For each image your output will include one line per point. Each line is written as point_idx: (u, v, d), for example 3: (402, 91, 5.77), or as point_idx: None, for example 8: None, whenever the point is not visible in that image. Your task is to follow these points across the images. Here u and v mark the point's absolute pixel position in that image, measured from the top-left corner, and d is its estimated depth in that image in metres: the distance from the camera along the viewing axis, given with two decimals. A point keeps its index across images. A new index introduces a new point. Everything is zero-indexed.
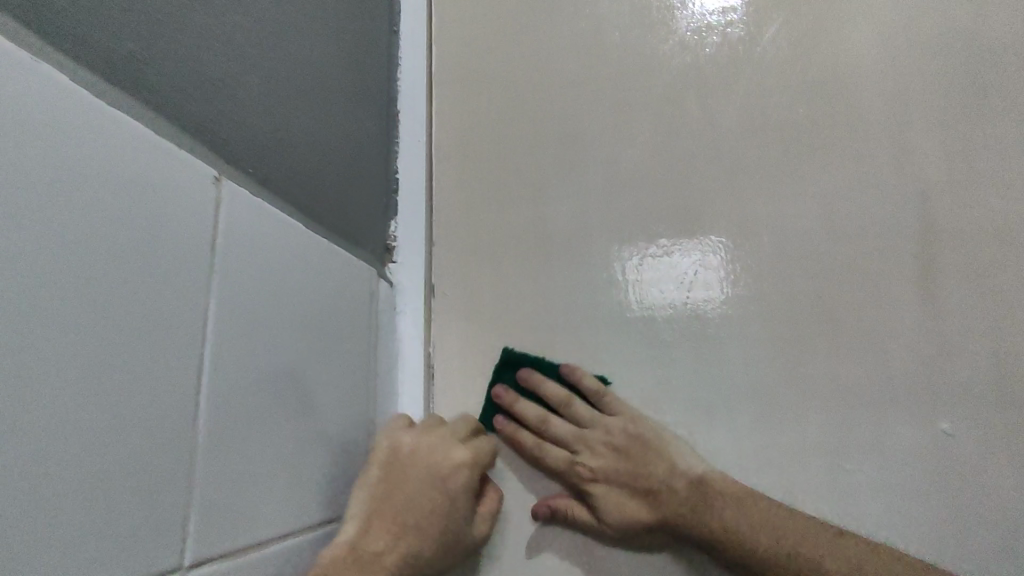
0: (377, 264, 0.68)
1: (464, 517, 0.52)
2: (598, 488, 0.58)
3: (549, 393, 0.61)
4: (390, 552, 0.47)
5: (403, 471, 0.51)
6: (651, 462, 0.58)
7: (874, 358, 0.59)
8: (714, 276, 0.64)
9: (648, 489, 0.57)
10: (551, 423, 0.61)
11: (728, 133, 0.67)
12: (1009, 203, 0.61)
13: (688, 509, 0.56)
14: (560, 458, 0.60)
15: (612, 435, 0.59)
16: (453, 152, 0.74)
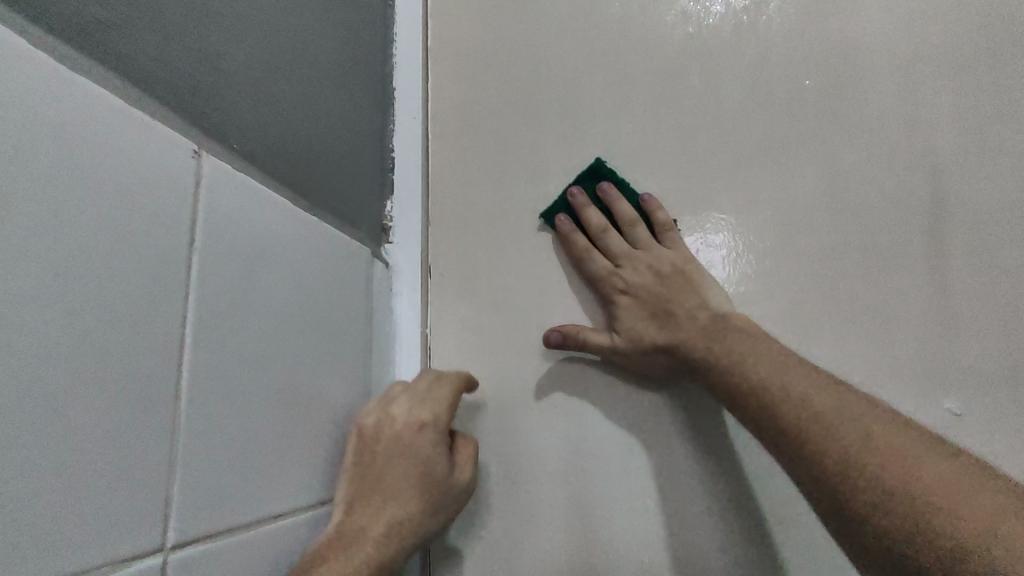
0: (372, 244, 0.65)
1: (442, 470, 0.53)
2: (625, 299, 0.60)
3: (620, 210, 0.63)
4: (372, 525, 0.48)
5: (371, 449, 0.52)
6: (683, 297, 0.58)
7: (879, 336, 0.57)
8: (716, 255, 0.62)
9: (670, 313, 0.58)
10: (608, 234, 0.63)
11: (731, 106, 0.65)
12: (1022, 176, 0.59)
13: (704, 340, 0.55)
14: (603, 265, 0.62)
15: (657, 264, 0.60)
16: (448, 131, 0.73)
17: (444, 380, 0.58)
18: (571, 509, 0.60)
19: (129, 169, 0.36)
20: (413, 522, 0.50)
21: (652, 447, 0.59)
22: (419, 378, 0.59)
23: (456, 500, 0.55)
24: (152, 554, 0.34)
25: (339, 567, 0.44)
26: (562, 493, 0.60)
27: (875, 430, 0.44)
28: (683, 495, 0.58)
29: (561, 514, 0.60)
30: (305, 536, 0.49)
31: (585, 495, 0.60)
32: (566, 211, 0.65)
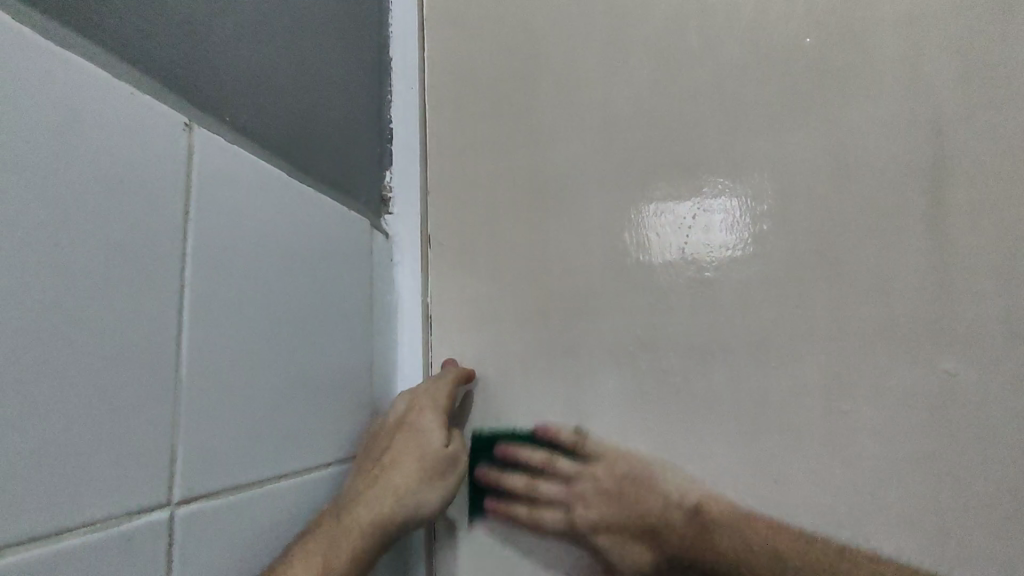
0: (371, 215, 0.68)
1: (438, 441, 0.57)
2: (603, 538, 0.60)
3: (528, 458, 0.62)
4: (367, 492, 0.52)
5: (381, 440, 0.58)
6: (648, 504, 0.59)
7: (876, 298, 0.57)
8: (715, 219, 0.62)
9: (648, 540, 0.59)
10: (538, 487, 0.62)
11: (729, 70, 0.64)
12: None
13: (690, 547, 0.58)
14: (557, 521, 0.61)
15: (601, 482, 0.60)
16: (445, 98, 0.72)
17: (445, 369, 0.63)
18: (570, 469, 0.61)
19: (117, 141, 0.37)
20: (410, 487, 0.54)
21: (649, 408, 0.60)
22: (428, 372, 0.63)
23: (459, 470, 0.57)
24: (158, 509, 0.36)
25: (339, 530, 0.48)
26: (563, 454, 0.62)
27: None
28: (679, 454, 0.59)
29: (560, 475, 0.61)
30: (311, 495, 0.52)
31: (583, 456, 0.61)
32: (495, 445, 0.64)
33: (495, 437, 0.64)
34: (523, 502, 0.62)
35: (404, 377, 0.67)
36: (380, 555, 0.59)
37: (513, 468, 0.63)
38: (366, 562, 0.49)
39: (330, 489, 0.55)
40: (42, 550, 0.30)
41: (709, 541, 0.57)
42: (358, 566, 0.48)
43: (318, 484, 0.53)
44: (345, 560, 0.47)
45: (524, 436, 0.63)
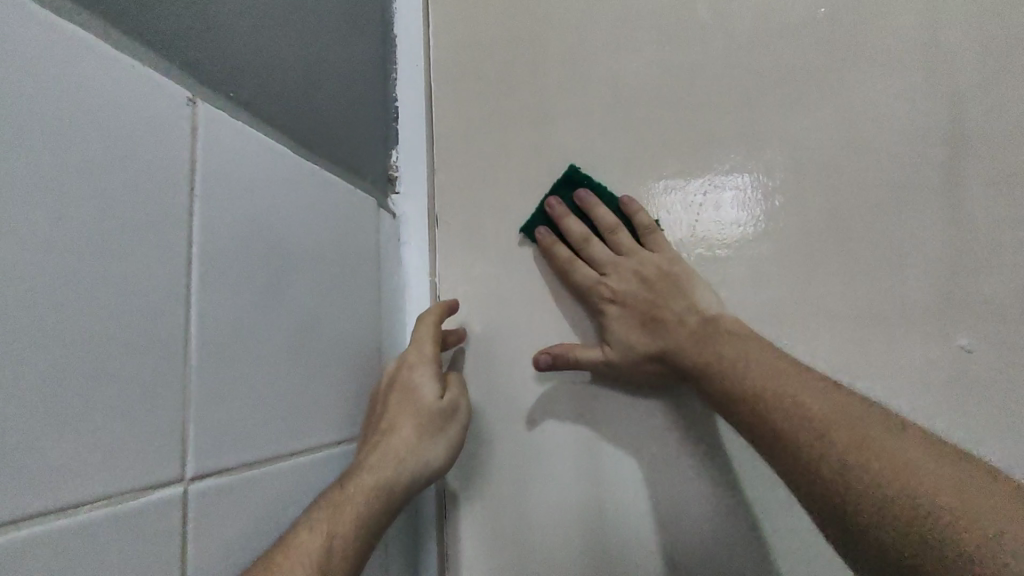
0: (377, 194, 0.67)
1: (431, 393, 0.56)
2: (614, 309, 0.59)
3: (601, 217, 0.62)
4: (369, 457, 0.51)
5: (377, 404, 0.58)
6: (669, 302, 0.57)
7: (890, 274, 0.56)
8: (725, 196, 0.61)
9: (654, 333, 0.57)
10: (591, 243, 0.61)
11: (740, 40, 0.62)
12: None
13: (694, 340, 0.54)
14: (587, 275, 0.60)
15: (643, 267, 0.59)
16: (451, 76, 0.72)
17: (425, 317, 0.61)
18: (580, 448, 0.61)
19: (122, 117, 0.36)
20: (410, 442, 0.53)
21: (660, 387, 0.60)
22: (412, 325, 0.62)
23: (458, 420, 0.58)
24: (172, 484, 0.37)
25: (343, 496, 0.47)
26: (573, 432, 0.61)
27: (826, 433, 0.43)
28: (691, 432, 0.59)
29: (569, 453, 0.61)
30: (320, 473, 0.52)
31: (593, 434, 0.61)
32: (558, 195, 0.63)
33: (585, 181, 0.63)
34: (576, 236, 0.62)
35: None
36: (392, 536, 0.58)
37: (573, 216, 0.63)
38: (376, 522, 0.48)
39: (341, 468, 0.55)
40: (59, 523, 0.30)
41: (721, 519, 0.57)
42: (369, 527, 0.47)
43: (327, 462, 0.53)
44: (353, 522, 0.45)
45: (605, 198, 0.62)
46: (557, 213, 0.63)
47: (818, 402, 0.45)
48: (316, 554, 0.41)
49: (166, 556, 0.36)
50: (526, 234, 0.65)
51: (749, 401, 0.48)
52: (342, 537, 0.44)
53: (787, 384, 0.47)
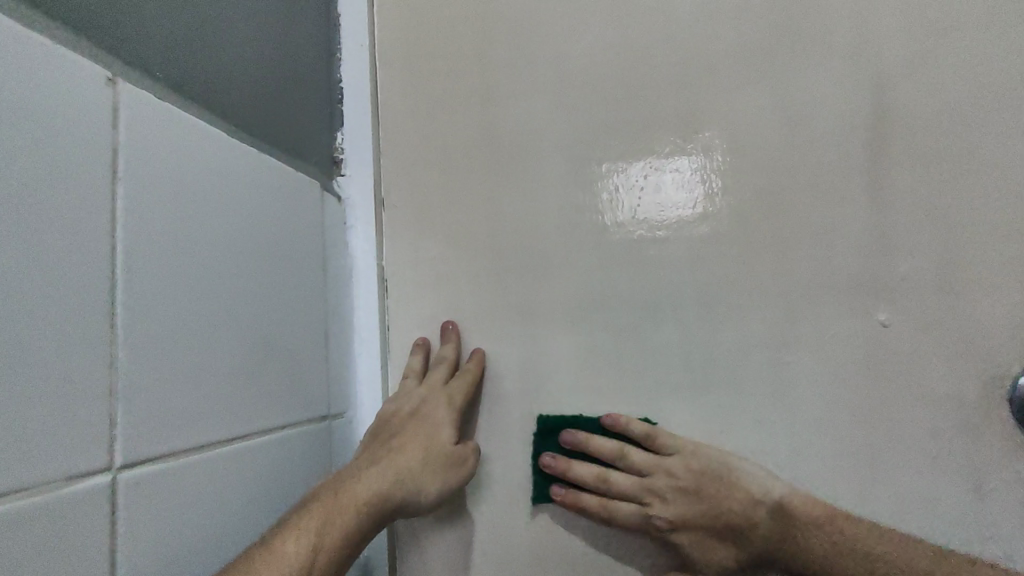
0: (322, 177, 0.68)
1: (448, 439, 0.59)
2: (682, 537, 0.58)
3: (599, 448, 0.60)
4: (371, 470, 0.53)
5: (388, 423, 0.59)
6: (723, 494, 0.56)
7: (817, 252, 0.59)
8: (666, 178, 0.63)
9: (727, 539, 0.57)
10: (611, 478, 0.59)
11: (680, 24, 0.62)
12: (974, 82, 0.57)
13: (774, 542, 0.55)
14: (631, 513, 0.58)
15: (677, 478, 0.58)
16: (395, 54, 0.70)
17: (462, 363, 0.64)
18: (525, 425, 0.63)
19: (31, 95, 0.34)
20: (417, 474, 0.55)
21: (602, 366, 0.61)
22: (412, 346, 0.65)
23: (461, 472, 0.59)
24: (98, 473, 0.36)
25: (339, 506, 0.49)
26: (518, 410, 0.63)
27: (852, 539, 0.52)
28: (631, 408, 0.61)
29: (515, 430, 0.63)
30: (262, 457, 0.52)
31: (539, 413, 0.63)
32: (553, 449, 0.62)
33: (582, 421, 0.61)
34: (608, 500, 0.59)
35: (361, 340, 0.69)
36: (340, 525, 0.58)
37: (586, 457, 0.61)
38: (360, 537, 0.49)
39: (283, 450, 0.55)
40: None
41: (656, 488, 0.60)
42: (354, 540, 0.48)
43: (267, 447, 0.53)
44: (342, 534, 0.47)
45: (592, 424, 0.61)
46: (570, 457, 0.61)
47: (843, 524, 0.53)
48: (303, 567, 0.42)
49: (96, 545, 0.36)
50: (539, 493, 0.62)
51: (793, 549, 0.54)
52: (327, 551, 0.45)
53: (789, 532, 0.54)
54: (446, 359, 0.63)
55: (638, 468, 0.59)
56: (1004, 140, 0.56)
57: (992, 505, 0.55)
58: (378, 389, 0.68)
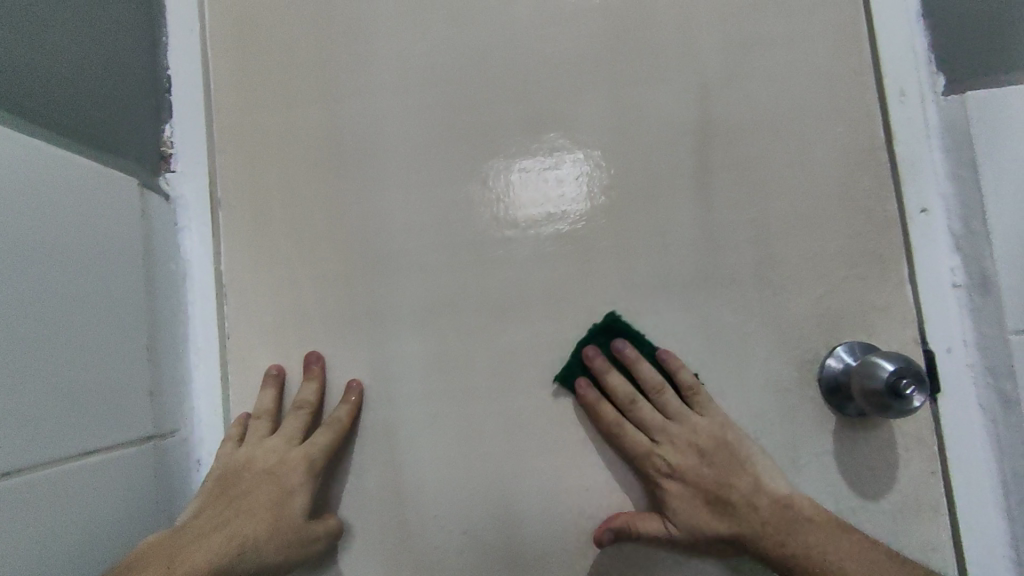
0: (146, 173, 0.62)
1: (302, 507, 0.57)
2: (673, 484, 0.56)
3: (646, 375, 0.59)
4: (209, 534, 0.52)
5: (239, 476, 0.57)
6: (734, 481, 0.56)
7: (654, 250, 0.61)
8: (515, 177, 0.63)
9: (716, 514, 0.55)
10: (638, 404, 0.58)
11: (521, 29, 0.63)
12: (789, 93, 0.61)
13: (769, 530, 0.54)
14: (641, 442, 0.58)
15: (698, 435, 0.57)
16: (230, 48, 0.66)
17: (334, 414, 0.61)
18: (375, 431, 0.62)
19: None
20: (265, 547, 0.53)
21: (452, 367, 0.61)
22: (266, 376, 0.63)
23: (309, 547, 0.57)
24: None
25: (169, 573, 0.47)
26: (368, 416, 0.62)
27: (821, 549, 0.52)
28: (481, 409, 0.61)
29: (365, 437, 0.62)
30: (77, 488, 0.48)
31: (387, 419, 0.62)
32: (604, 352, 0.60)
33: (628, 332, 0.60)
34: (622, 432, 0.58)
35: (196, 351, 0.64)
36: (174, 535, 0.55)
37: (614, 368, 0.59)
38: None
39: (105, 478, 0.51)
40: None
41: (506, 487, 0.60)
42: None
43: (84, 477, 0.49)
44: None
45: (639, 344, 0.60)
46: (593, 373, 0.59)
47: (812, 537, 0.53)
48: None
49: None
50: (562, 383, 0.60)
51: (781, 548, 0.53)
52: None
53: (790, 534, 0.53)
54: (307, 403, 0.61)
55: (670, 411, 0.58)
56: (810, 147, 0.61)
57: (804, 483, 0.60)
58: (217, 403, 0.64)
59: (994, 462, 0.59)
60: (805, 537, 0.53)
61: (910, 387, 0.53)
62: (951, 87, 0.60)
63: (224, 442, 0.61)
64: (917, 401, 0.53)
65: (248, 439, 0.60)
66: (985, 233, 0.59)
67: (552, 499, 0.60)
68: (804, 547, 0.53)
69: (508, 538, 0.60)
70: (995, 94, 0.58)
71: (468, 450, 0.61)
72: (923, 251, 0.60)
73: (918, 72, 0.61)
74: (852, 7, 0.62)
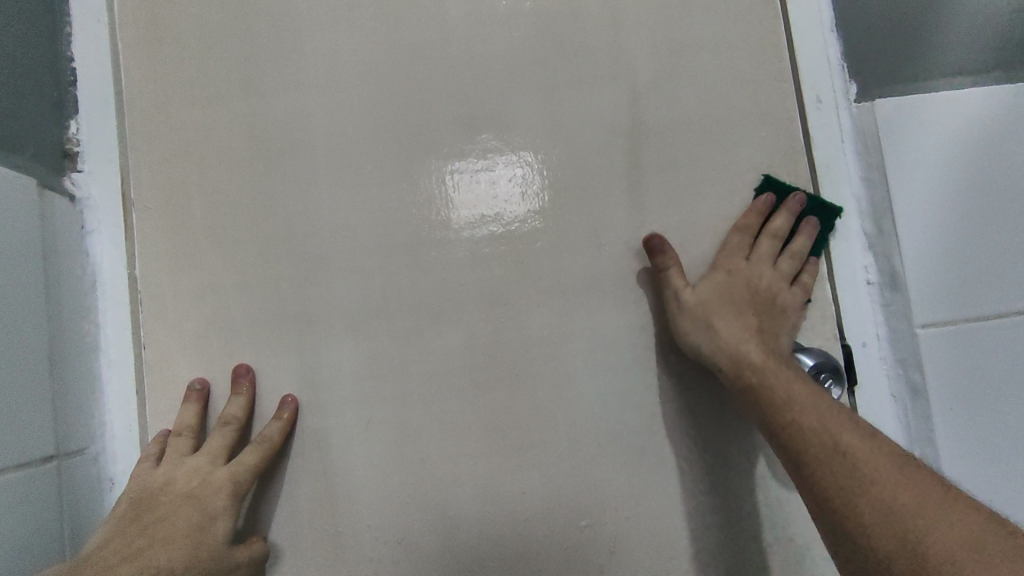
0: (47, 171, 0.58)
1: (224, 534, 0.54)
2: (718, 280, 0.59)
3: (798, 244, 0.61)
4: (119, 565, 0.48)
5: (156, 499, 0.54)
6: (765, 323, 0.58)
7: (587, 251, 0.61)
8: (450, 178, 0.62)
9: (732, 321, 0.57)
10: (769, 243, 0.60)
11: (453, 28, 0.62)
12: (715, 97, 0.63)
13: (773, 368, 0.54)
14: (739, 249, 0.60)
15: (778, 296, 0.59)
16: (142, 41, 0.62)
17: (265, 431, 0.58)
18: (305, 441, 0.60)
19: None
20: None
21: (386, 373, 0.60)
22: (188, 391, 0.59)
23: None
24: None
25: None
26: (298, 426, 0.60)
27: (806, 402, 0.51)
28: (416, 415, 0.60)
29: (295, 449, 0.60)
30: None
31: (319, 427, 0.60)
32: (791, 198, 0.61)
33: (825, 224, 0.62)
34: (740, 230, 0.61)
35: (109, 362, 0.60)
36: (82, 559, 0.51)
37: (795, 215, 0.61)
38: None
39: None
40: None
41: (442, 493, 0.59)
42: None
43: None
44: None
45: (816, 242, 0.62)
46: (782, 203, 0.61)
47: (805, 394, 0.52)
48: None
49: None
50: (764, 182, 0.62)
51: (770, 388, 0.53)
52: None
53: (792, 381, 0.53)
54: (235, 419, 0.58)
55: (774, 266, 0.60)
56: (736, 149, 0.63)
57: None
58: (132, 417, 0.60)
59: (905, 450, 0.62)
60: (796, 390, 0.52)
61: (829, 382, 0.58)
62: (863, 95, 0.64)
63: (140, 462, 0.57)
64: (836, 393, 0.58)
65: (167, 459, 0.57)
66: (896, 233, 0.62)
67: (491, 503, 0.59)
68: (807, 395, 0.52)
69: (445, 546, 0.59)
70: (899, 104, 0.62)
71: (402, 457, 0.59)
72: (840, 251, 0.63)
73: (833, 81, 0.64)
74: (771, 17, 0.64)
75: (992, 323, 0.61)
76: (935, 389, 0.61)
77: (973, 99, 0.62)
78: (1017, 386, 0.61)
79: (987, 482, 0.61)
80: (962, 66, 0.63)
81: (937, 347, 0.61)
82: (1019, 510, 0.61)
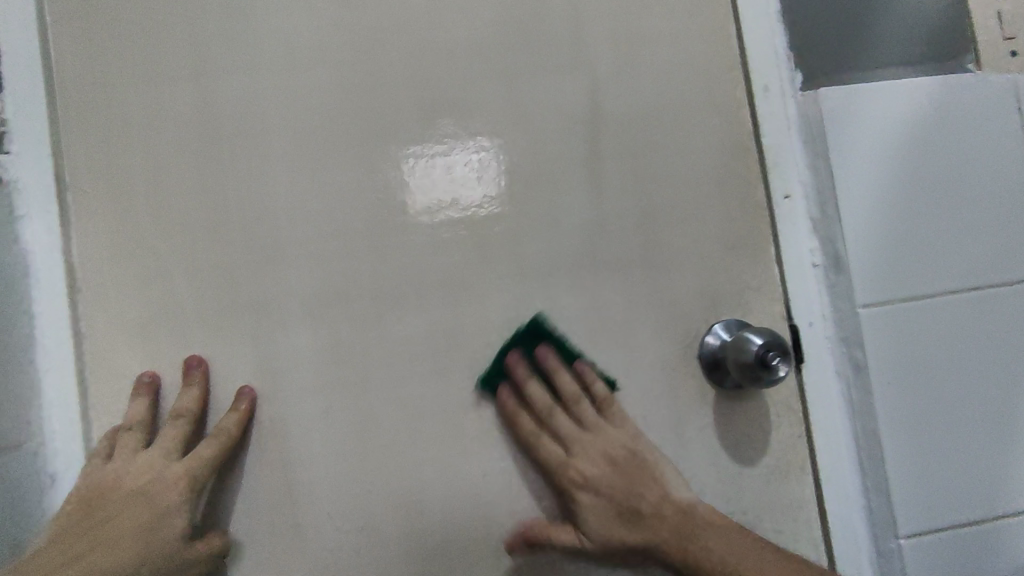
0: None
1: (180, 531, 0.52)
2: (586, 494, 0.57)
3: (564, 383, 0.60)
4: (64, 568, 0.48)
5: (106, 497, 0.52)
6: (641, 489, 0.57)
7: (546, 237, 0.62)
8: (409, 162, 0.61)
9: (628, 523, 0.56)
10: (558, 414, 0.59)
11: (410, 10, 0.61)
12: (670, 85, 0.64)
13: (677, 538, 0.55)
14: (556, 454, 0.58)
15: (611, 450, 0.58)
16: (74, 14, 0.59)
17: (221, 424, 0.56)
18: (262, 433, 0.58)
19: None
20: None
21: (345, 361, 0.59)
22: (137, 384, 0.57)
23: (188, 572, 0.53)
24: None
25: None
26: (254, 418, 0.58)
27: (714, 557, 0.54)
28: (376, 404, 0.59)
29: (251, 441, 0.58)
30: None
31: (275, 419, 0.58)
32: (506, 381, 0.60)
33: (559, 340, 0.61)
34: (556, 412, 0.59)
35: (45, 351, 0.57)
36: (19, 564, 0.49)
37: (562, 368, 0.61)
38: None
39: None
40: None
41: (403, 481, 0.59)
42: None
43: None
44: None
45: (564, 354, 0.61)
46: (514, 379, 0.60)
47: (706, 543, 0.55)
48: None
49: None
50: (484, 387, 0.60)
51: (683, 554, 0.55)
52: None
53: (696, 541, 0.55)
54: (188, 413, 0.56)
55: (585, 421, 0.59)
56: (692, 135, 0.64)
57: (691, 454, 0.63)
58: (73, 410, 0.57)
59: (848, 423, 0.66)
60: (699, 547, 0.55)
61: (776, 359, 0.57)
62: (807, 85, 0.66)
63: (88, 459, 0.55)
64: (783, 371, 0.57)
65: (117, 455, 0.54)
66: (839, 217, 0.65)
67: (454, 490, 0.59)
68: (714, 547, 0.54)
69: (408, 533, 0.59)
70: (842, 93, 0.65)
71: (362, 446, 0.59)
72: (788, 234, 0.65)
73: (780, 71, 0.66)
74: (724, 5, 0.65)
75: (926, 301, 0.65)
76: (874, 366, 0.65)
77: (909, 88, 0.65)
78: (948, 360, 0.65)
79: (923, 451, 0.65)
80: (897, 60, 0.67)
81: (877, 324, 0.65)
82: (952, 476, 0.65)
